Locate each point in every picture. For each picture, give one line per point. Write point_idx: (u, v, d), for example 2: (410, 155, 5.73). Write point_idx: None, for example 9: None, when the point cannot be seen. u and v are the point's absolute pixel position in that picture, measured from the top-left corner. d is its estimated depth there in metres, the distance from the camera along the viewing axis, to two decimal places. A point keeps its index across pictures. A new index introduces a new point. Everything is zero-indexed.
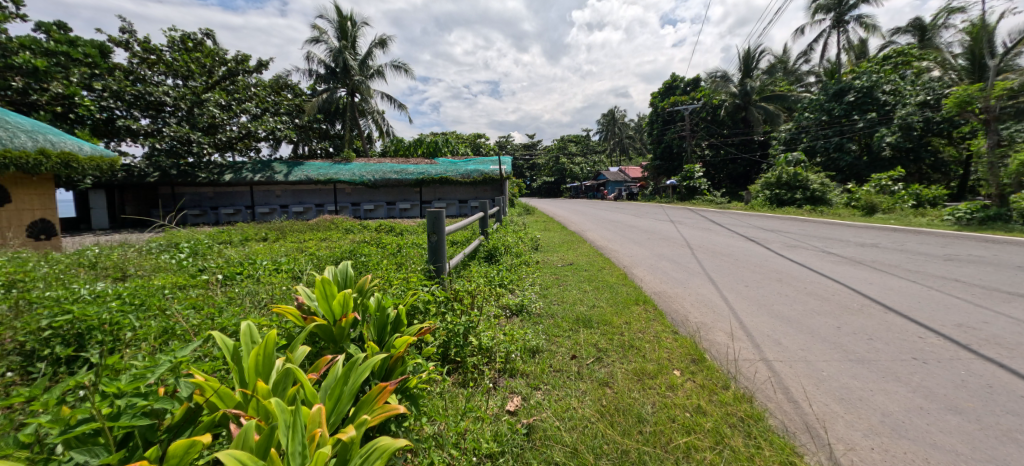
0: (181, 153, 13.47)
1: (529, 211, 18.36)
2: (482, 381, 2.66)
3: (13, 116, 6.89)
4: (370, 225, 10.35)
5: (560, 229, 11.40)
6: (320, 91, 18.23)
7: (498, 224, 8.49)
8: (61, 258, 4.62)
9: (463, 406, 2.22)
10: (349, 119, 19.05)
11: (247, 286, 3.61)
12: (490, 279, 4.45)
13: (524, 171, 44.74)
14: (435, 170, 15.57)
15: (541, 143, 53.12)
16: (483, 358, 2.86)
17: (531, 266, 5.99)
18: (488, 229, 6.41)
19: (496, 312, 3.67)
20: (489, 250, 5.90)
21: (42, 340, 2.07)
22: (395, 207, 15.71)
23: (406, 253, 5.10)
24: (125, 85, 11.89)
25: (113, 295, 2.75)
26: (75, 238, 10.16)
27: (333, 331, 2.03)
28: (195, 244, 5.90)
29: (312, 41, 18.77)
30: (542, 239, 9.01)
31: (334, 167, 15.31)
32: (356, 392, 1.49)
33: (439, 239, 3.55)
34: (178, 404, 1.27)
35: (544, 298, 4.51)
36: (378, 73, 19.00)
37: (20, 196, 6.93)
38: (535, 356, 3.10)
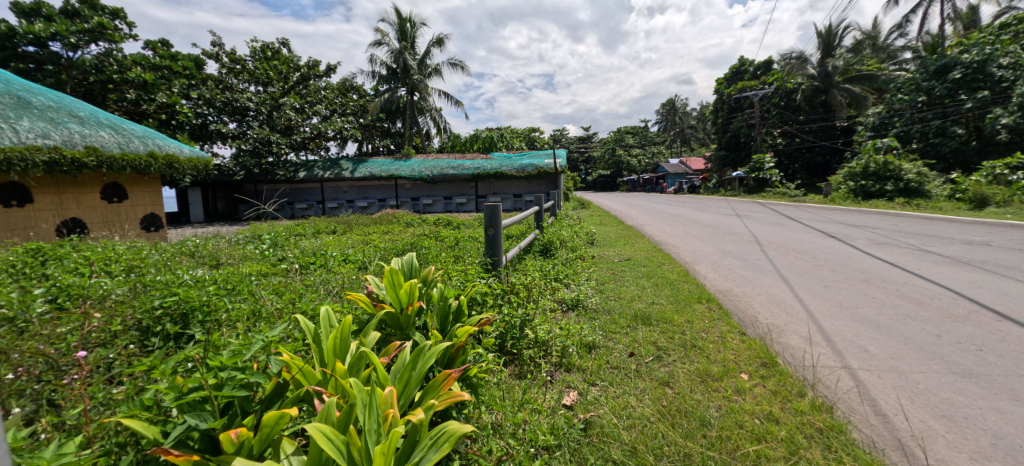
0: (262, 153, 14.63)
1: (585, 204, 18.14)
2: (538, 374, 2.68)
3: (127, 124, 8.05)
4: (428, 219, 10.71)
5: (616, 224, 11.12)
6: (382, 92, 19.03)
7: (553, 219, 8.48)
8: (167, 247, 5.25)
9: (520, 398, 2.26)
10: (409, 116, 19.83)
11: (320, 275, 3.90)
12: (545, 273, 4.45)
13: (578, 165, 43.98)
14: (490, 165, 15.83)
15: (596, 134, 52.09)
16: (538, 351, 2.89)
17: (587, 261, 5.87)
18: (544, 224, 6.50)
19: (552, 306, 3.68)
20: (545, 244, 5.92)
21: (155, 317, 2.39)
22: (452, 201, 16.18)
23: (464, 246, 5.25)
24: (215, 92, 13.15)
25: (209, 281, 3.09)
26: (179, 230, 11.46)
27: (400, 319, 2.13)
28: (274, 236, 6.43)
29: (375, 44, 19.71)
30: (598, 235, 8.80)
31: (396, 163, 16.01)
32: (423, 377, 1.54)
33: (496, 232, 3.59)
34: (268, 378, 1.35)
35: (600, 294, 4.45)
36: (435, 71, 19.54)
37: (136, 194, 7.95)
38: (591, 351, 3.07)
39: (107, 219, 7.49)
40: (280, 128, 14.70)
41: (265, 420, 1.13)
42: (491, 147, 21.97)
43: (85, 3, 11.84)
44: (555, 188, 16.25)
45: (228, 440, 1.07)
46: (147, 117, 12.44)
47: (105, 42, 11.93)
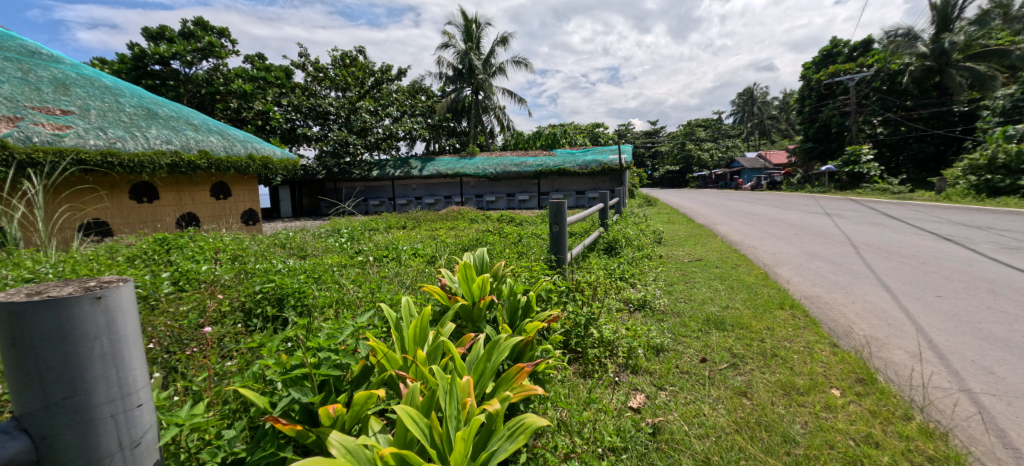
0: (341, 154, 15.79)
1: (651, 201, 17.48)
2: (603, 374, 2.63)
3: (231, 131, 9.11)
4: (492, 216, 10.91)
5: (686, 222, 10.59)
6: (449, 92, 19.62)
7: (618, 216, 8.26)
8: (262, 238, 5.85)
9: (585, 396, 2.23)
10: (474, 116, 20.30)
11: (393, 267, 4.14)
12: (610, 272, 4.34)
13: (644, 160, 42.46)
14: (553, 162, 15.73)
15: (664, 128, 49.90)
16: (604, 351, 2.83)
17: (655, 261, 5.65)
18: (609, 222, 6.35)
19: (618, 306, 3.58)
20: (610, 242, 5.78)
21: (255, 300, 2.70)
22: (515, 199, 16.37)
23: (527, 242, 5.30)
24: (302, 100, 14.59)
25: (299, 269, 3.40)
26: (272, 224, 12.68)
27: (472, 312, 2.20)
28: (352, 231, 6.89)
29: (443, 47, 20.40)
30: (666, 234, 8.43)
31: (461, 161, 16.49)
32: (497, 369, 1.58)
33: (561, 229, 3.56)
34: (357, 361, 1.44)
35: (669, 296, 4.26)
36: (500, 70, 19.81)
37: (238, 192, 9.03)
38: (659, 355, 2.95)
39: (216, 213, 8.57)
40: (356, 130, 15.75)
41: (356, 398, 1.20)
42: (554, 144, 21.89)
43: (198, 25, 13.40)
44: (620, 184, 15.78)
45: (326, 414, 1.15)
46: (246, 123, 13.93)
47: (214, 58, 13.57)
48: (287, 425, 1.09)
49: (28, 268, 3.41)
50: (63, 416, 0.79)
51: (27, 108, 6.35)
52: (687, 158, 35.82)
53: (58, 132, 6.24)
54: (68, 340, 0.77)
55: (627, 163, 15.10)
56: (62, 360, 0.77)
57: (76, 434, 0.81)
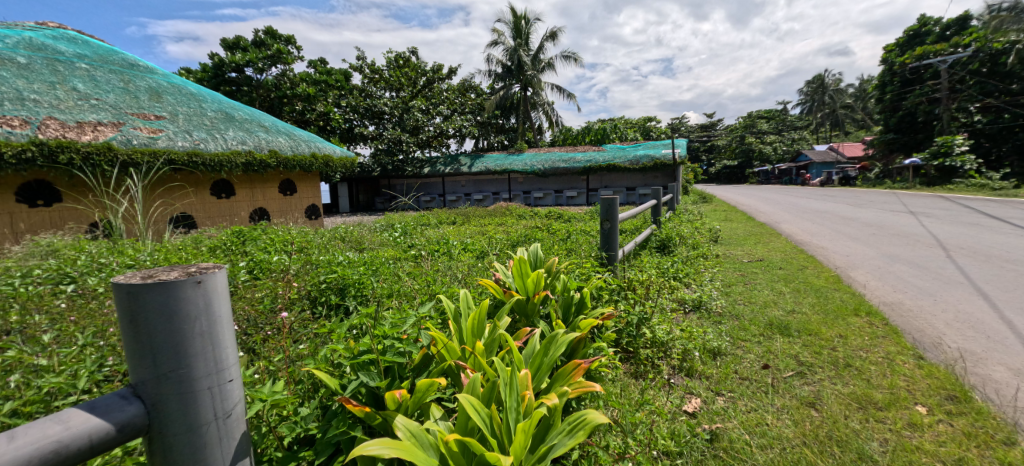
0: (395, 152, 16.40)
1: (707, 198, 16.67)
2: (657, 375, 2.55)
3: (297, 132, 9.75)
4: (540, 212, 10.89)
5: (745, 220, 10.02)
6: (497, 89, 19.74)
7: (671, 213, 7.97)
8: (323, 232, 6.21)
9: (638, 397, 2.17)
10: (522, 112, 20.33)
11: (444, 261, 4.25)
12: (664, 271, 4.18)
13: (700, 155, 40.59)
14: (603, 157, 15.41)
15: (723, 120, 47.37)
16: (657, 352, 2.74)
17: (711, 260, 5.38)
18: (662, 219, 6.13)
19: (672, 307, 3.45)
20: (662, 239, 5.57)
21: (319, 289, 2.89)
22: (563, 195, 16.23)
23: (575, 239, 5.23)
24: (359, 101, 15.34)
25: (357, 262, 3.57)
26: (332, 219, 13.41)
27: (526, 306, 2.21)
28: (404, 226, 7.14)
29: (492, 44, 20.57)
30: (724, 232, 8.00)
31: (510, 158, 16.57)
32: (554, 364, 1.58)
33: (612, 226, 3.48)
34: (419, 349, 1.49)
35: (727, 297, 4.05)
36: (549, 65, 19.68)
37: (303, 188, 9.66)
38: (716, 359, 2.82)
39: (282, 208, 9.25)
40: (409, 129, 16.29)
41: (419, 385, 1.24)
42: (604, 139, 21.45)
43: (268, 34, 14.39)
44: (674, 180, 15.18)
45: (392, 399, 1.20)
46: (310, 123, 14.88)
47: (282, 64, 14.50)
48: (357, 406, 1.16)
49: (130, 255, 3.88)
50: (171, 388, 0.88)
51: (127, 112, 7.15)
52: (747, 152, 33.79)
53: (152, 135, 6.99)
54: (174, 321, 0.86)
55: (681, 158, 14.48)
56: (169, 338, 0.86)
57: (180, 404, 0.89)
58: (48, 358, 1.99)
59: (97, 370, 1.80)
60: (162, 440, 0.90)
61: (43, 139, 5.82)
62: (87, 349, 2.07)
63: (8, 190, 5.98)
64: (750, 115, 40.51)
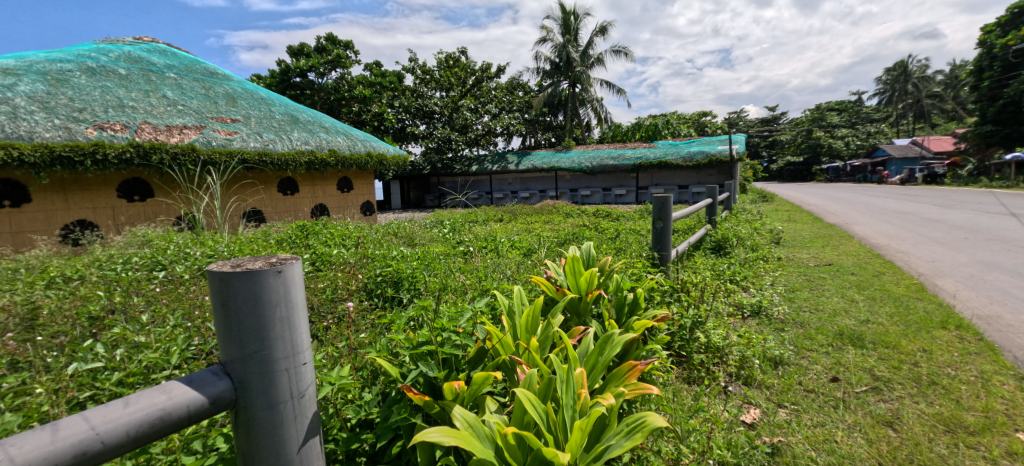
0: (444, 150, 16.79)
1: (767, 197, 15.69)
2: (713, 381, 2.44)
3: (354, 132, 10.26)
4: (587, 210, 10.73)
5: (811, 221, 9.33)
6: (545, 86, 19.59)
7: (727, 213, 7.57)
8: (377, 228, 6.48)
9: (692, 403, 2.08)
10: (571, 109, 20.11)
11: (491, 257, 4.30)
12: (719, 273, 3.98)
13: (760, 151, 38.25)
14: (653, 154, 14.91)
15: (786, 114, 44.30)
16: (712, 357, 2.62)
17: (772, 263, 5.05)
18: (717, 219, 5.84)
19: (730, 311, 3.28)
20: (718, 240, 5.30)
21: (375, 282, 3.03)
22: (611, 193, 15.88)
23: (624, 238, 5.12)
24: (411, 101, 15.88)
25: (409, 257, 3.70)
26: (386, 215, 13.95)
27: (579, 305, 2.20)
28: (453, 222, 7.29)
29: (541, 41, 20.51)
30: (786, 234, 7.49)
31: (557, 155, 16.47)
32: (608, 363, 1.57)
33: (665, 226, 3.35)
34: (475, 343, 1.52)
35: (790, 303, 3.80)
36: (598, 61, 19.32)
37: (359, 186, 10.13)
38: (778, 368, 2.66)
39: (341, 204, 9.74)
40: (458, 127, 16.62)
41: (475, 377, 1.27)
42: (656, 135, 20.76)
43: (328, 39, 15.17)
44: (730, 178, 14.43)
45: (450, 389, 1.24)
46: (365, 124, 15.59)
47: (341, 67, 15.32)
48: (417, 395, 1.20)
49: (209, 246, 4.27)
50: (254, 367, 0.96)
51: (208, 116, 7.83)
52: (815, 147, 31.22)
53: (228, 137, 7.60)
54: (258, 306, 0.93)
55: (739, 154, 13.74)
56: (253, 322, 0.94)
57: (262, 382, 0.97)
58: (145, 335, 2.23)
59: (187, 349, 2.01)
60: (246, 414, 0.98)
61: (139, 141, 6.49)
62: (176, 329, 2.29)
63: (111, 186, 6.74)
64: (818, 108, 37.57)
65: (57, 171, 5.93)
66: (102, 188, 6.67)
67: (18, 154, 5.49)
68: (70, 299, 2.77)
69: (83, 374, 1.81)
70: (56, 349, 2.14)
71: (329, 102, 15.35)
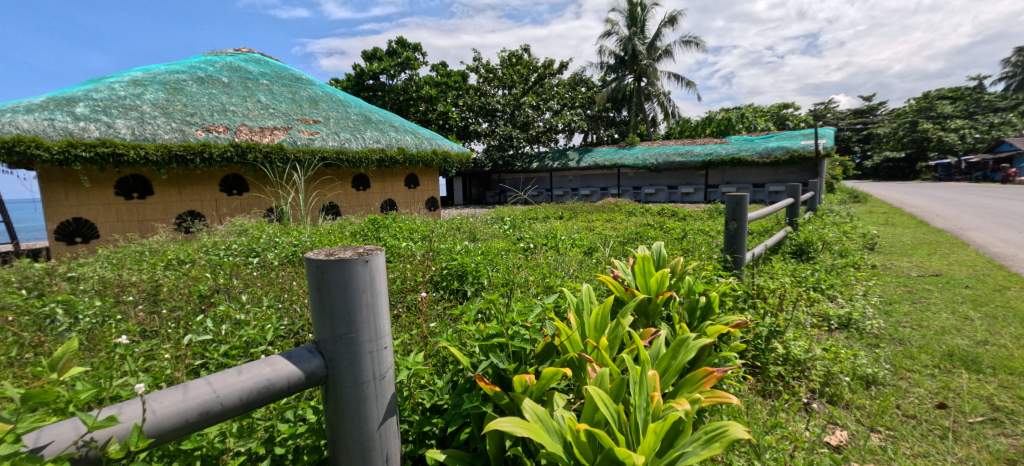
0: (506, 147, 16.97)
1: (860, 197, 14.14)
2: (792, 396, 2.25)
3: (423, 131, 10.69)
4: (651, 209, 10.33)
5: (913, 225, 8.27)
6: (609, 81, 19.04)
7: (811, 214, 6.92)
8: (444, 223, 6.70)
9: (768, 419, 1.94)
10: (636, 104, 19.47)
11: (552, 254, 4.29)
12: (801, 280, 3.65)
13: (852, 145, 34.52)
14: (726, 150, 14.00)
15: (885, 104, 39.57)
16: (791, 370, 2.42)
17: (864, 271, 4.54)
18: (800, 221, 5.38)
19: (813, 322, 3.00)
20: (799, 244, 4.87)
21: (441, 274, 3.15)
22: (678, 191, 15.14)
23: (692, 239, 4.87)
24: (474, 99, 16.23)
25: (473, 251, 3.79)
26: (450, 211, 14.40)
27: (648, 306, 2.13)
28: (513, 219, 7.35)
29: (605, 35, 20.04)
30: (882, 239, 6.71)
31: (620, 152, 16.05)
32: (682, 368, 1.50)
33: (740, 227, 3.14)
34: (544, 338, 1.53)
35: (887, 317, 3.40)
36: (666, 53, 18.49)
37: (426, 182, 10.53)
38: (871, 389, 2.40)
39: (408, 200, 10.19)
40: (520, 125, 16.72)
41: (545, 372, 1.27)
42: (729, 130, 19.51)
43: (399, 43, 15.90)
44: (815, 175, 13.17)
45: (520, 382, 1.26)
46: (432, 122, 16.17)
47: (410, 69, 16.00)
48: (489, 385, 1.23)
49: (293, 236, 4.68)
50: (343, 348, 1.04)
51: (294, 119, 8.55)
52: (921, 141, 26.57)
53: (310, 137, 8.24)
54: (348, 292, 1.01)
55: (826, 149, 12.48)
56: (344, 306, 1.02)
57: (349, 361, 1.05)
58: (244, 314, 2.50)
59: (279, 329, 2.23)
60: (335, 390, 1.07)
61: (238, 142, 7.24)
62: (268, 309, 2.55)
63: (215, 181, 7.58)
64: (926, 96, 33.06)
65: (173, 168, 6.79)
66: (208, 182, 7.53)
67: (145, 154, 6.36)
68: (184, 280, 3.18)
69: (195, 344, 2.07)
70: (174, 321, 2.47)
71: (399, 102, 16.10)
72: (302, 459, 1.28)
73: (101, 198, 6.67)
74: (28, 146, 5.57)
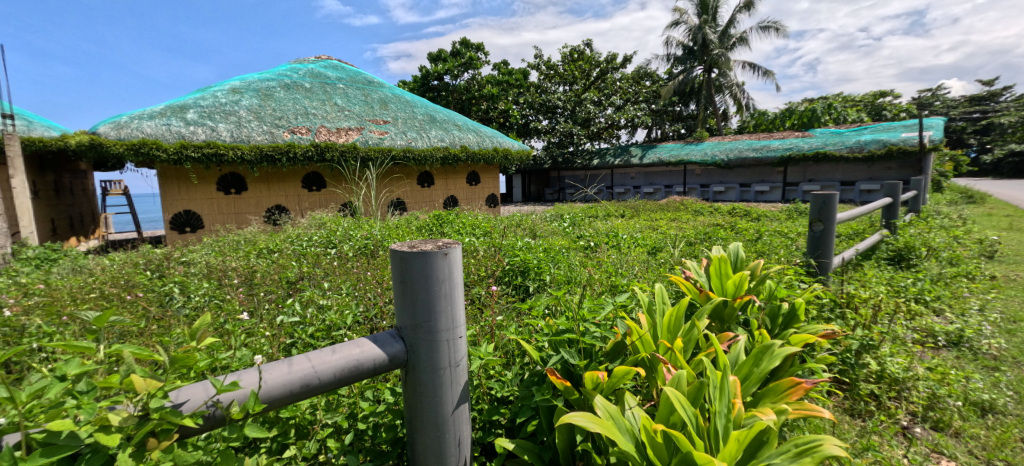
0: (566, 144, 16.81)
1: (975, 197, 12.33)
2: (887, 417, 2.03)
3: (486, 129, 10.87)
4: (721, 208, 9.71)
5: None
6: (676, 73, 18.19)
7: (913, 216, 6.14)
8: (508, 219, 6.79)
9: (858, 440, 1.77)
10: (705, 97, 18.43)
11: (614, 253, 4.20)
12: (900, 290, 3.26)
13: (966, 137, 30.26)
14: (809, 144, 12.83)
15: (1012, 88, 34.16)
16: (886, 389, 2.18)
17: (980, 283, 3.95)
18: (898, 223, 4.80)
19: (914, 338, 2.68)
20: (897, 249, 4.36)
21: (505, 270, 3.21)
22: (751, 189, 14.13)
23: (768, 240, 4.53)
24: (534, 97, 16.25)
25: (535, 248, 3.81)
26: (510, 208, 14.56)
27: (724, 311, 2.02)
28: (573, 217, 7.27)
29: (673, 26, 19.16)
30: (1003, 246, 5.80)
31: (687, 148, 15.32)
32: (765, 376, 1.42)
33: (826, 228, 2.87)
34: (615, 337, 1.51)
35: (1010, 337, 2.95)
36: (741, 40, 17.29)
37: (487, 179, 10.70)
38: (988, 417, 2.09)
39: (468, 196, 10.42)
40: (580, 121, 16.46)
41: (617, 371, 1.26)
42: (813, 122, 17.85)
43: (463, 43, 16.29)
44: (918, 172, 11.66)
45: (592, 378, 1.25)
46: (493, 121, 16.42)
47: (472, 68, 16.35)
48: (561, 379, 1.25)
49: (365, 230, 4.99)
50: (423, 335, 1.10)
51: (366, 120, 9.07)
52: None
53: (380, 136, 8.73)
54: (429, 282, 1.07)
55: (933, 142, 10.99)
56: (425, 295, 1.07)
57: (428, 348, 1.11)
58: (325, 299, 2.71)
59: (356, 315, 2.40)
60: (414, 373, 1.14)
61: (318, 141, 7.83)
62: (346, 296, 2.75)
63: (298, 178, 8.25)
64: None
65: (264, 166, 7.49)
66: (292, 179, 8.21)
67: (241, 153, 7.08)
68: (273, 266, 3.52)
69: (285, 325, 2.28)
70: (267, 303, 2.75)
71: (462, 101, 16.52)
72: (380, 436, 1.38)
73: (205, 193, 7.54)
74: (150, 148, 6.44)
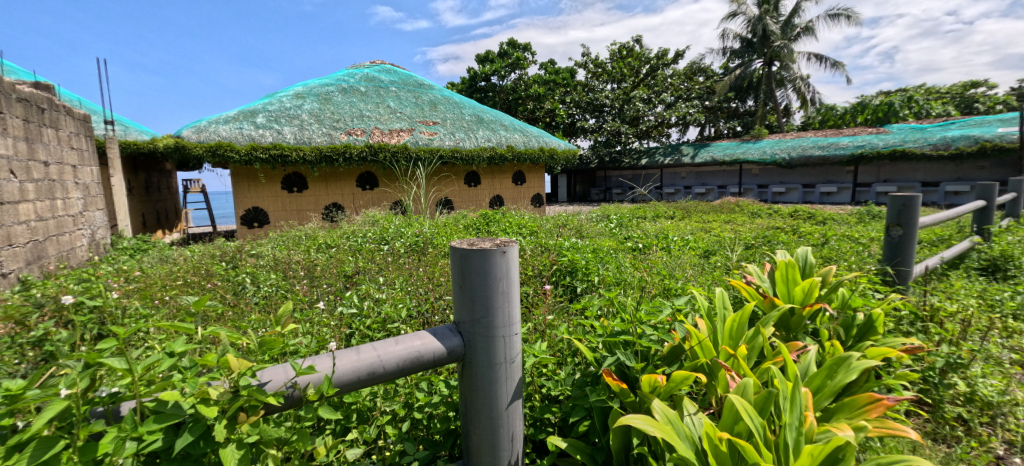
0: (613, 143, 16.47)
1: None
2: (978, 444, 1.82)
3: (534, 129, 10.87)
4: (781, 210, 9.12)
5: None
6: (733, 68, 17.29)
7: (1012, 222, 5.45)
8: (555, 219, 6.75)
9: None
10: (765, 91, 17.39)
11: (665, 255, 4.07)
12: (994, 303, 2.92)
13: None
14: (884, 141, 11.77)
15: None
16: (978, 413, 1.95)
17: None
18: (993, 230, 4.29)
19: (1012, 358, 2.38)
20: (992, 258, 3.89)
21: (554, 270, 3.20)
22: (815, 190, 13.20)
23: (837, 245, 4.20)
24: (581, 96, 16.05)
25: (582, 249, 3.76)
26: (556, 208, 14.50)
27: (790, 319, 1.90)
28: (620, 218, 7.11)
29: (730, 18, 18.24)
30: None
31: (744, 146, 14.56)
32: (840, 390, 1.33)
33: (908, 233, 2.62)
34: (673, 340, 1.47)
35: None
36: (806, 31, 16.14)
37: (533, 179, 10.69)
38: None
39: (514, 195, 10.47)
40: (629, 120, 16.03)
41: (675, 375, 1.22)
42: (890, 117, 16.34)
43: (511, 44, 16.39)
44: (1017, 171, 10.36)
45: (650, 381, 1.23)
46: (540, 120, 16.39)
47: (519, 68, 16.40)
48: (617, 380, 1.23)
49: (415, 228, 5.15)
50: (480, 330, 1.12)
51: (417, 121, 9.36)
52: None
53: (430, 137, 8.98)
54: (487, 279, 1.09)
55: None
56: (483, 292, 1.10)
57: (485, 343, 1.13)
58: (380, 293, 2.83)
59: (409, 309, 2.49)
60: (470, 367, 1.16)
61: (372, 142, 8.17)
62: (398, 291, 2.85)
63: (354, 178, 8.66)
64: None
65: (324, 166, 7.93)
66: (348, 179, 8.61)
67: (304, 154, 7.53)
68: (330, 260, 3.72)
69: (344, 316, 2.41)
70: (327, 295, 2.91)
71: (509, 101, 16.63)
72: (436, 426, 1.42)
73: (271, 191, 8.09)
74: (225, 150, 7.01)
